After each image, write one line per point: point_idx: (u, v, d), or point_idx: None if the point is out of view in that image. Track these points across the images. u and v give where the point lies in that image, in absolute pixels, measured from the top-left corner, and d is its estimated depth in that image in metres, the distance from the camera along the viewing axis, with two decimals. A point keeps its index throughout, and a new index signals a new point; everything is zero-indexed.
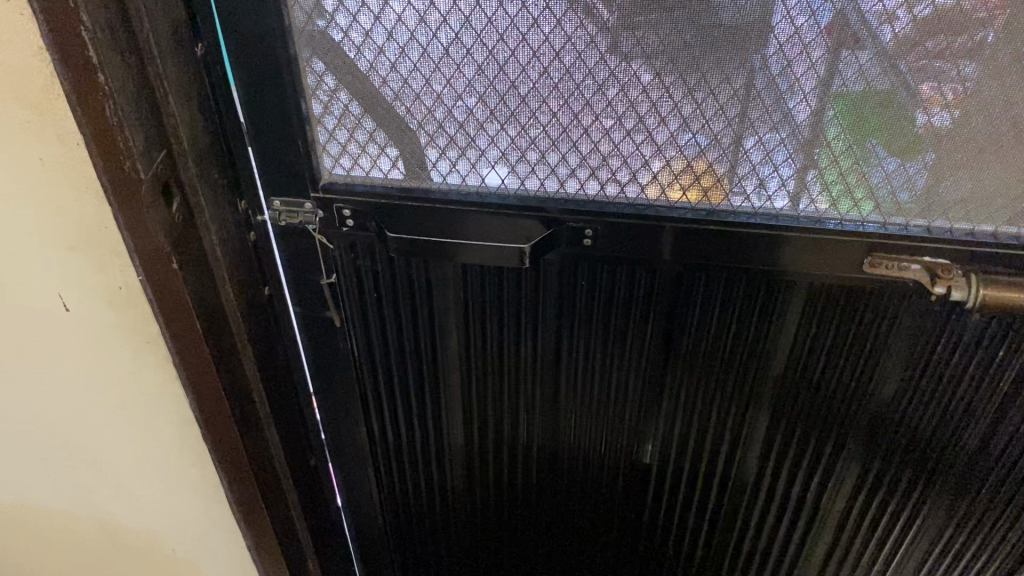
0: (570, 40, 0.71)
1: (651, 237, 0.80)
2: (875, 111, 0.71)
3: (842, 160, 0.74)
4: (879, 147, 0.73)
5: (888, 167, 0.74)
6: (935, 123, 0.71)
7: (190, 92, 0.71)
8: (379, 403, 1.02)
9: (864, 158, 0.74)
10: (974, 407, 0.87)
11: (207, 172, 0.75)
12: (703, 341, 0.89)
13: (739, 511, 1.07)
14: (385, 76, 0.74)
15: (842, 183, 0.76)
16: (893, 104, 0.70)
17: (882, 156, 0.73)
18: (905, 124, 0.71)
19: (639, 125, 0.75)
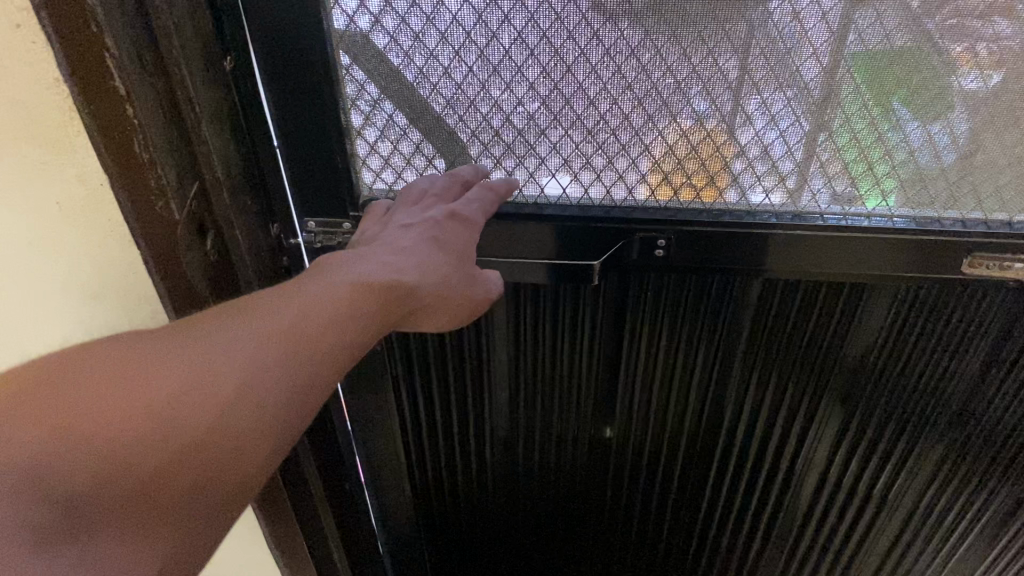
0: (648, 36, 0.63)
1: (730, 246, 0.73)
2: (901, 76, 0.63)
3: (874, 138, 0.67)
4: (910, 117, 0.66)
5: (909, 131, 0.66)
6: (967, 85, 0.63)
7: (221, 113, 0.62)
8: (417, 423, 0.95)
9: (885, 120, 0.66)
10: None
11: (240, 202, 0.66)
12: (775, 346, 0.83)
13: (796, 517, 1.01)
14: (438, 79, 0.66)
15: (857, 147, 0.68)
16: (926, 68, 0.63)
17: (904, 118, 0.66)
18: (933, 83, 0.63)
19: (722, 126, 0.67)
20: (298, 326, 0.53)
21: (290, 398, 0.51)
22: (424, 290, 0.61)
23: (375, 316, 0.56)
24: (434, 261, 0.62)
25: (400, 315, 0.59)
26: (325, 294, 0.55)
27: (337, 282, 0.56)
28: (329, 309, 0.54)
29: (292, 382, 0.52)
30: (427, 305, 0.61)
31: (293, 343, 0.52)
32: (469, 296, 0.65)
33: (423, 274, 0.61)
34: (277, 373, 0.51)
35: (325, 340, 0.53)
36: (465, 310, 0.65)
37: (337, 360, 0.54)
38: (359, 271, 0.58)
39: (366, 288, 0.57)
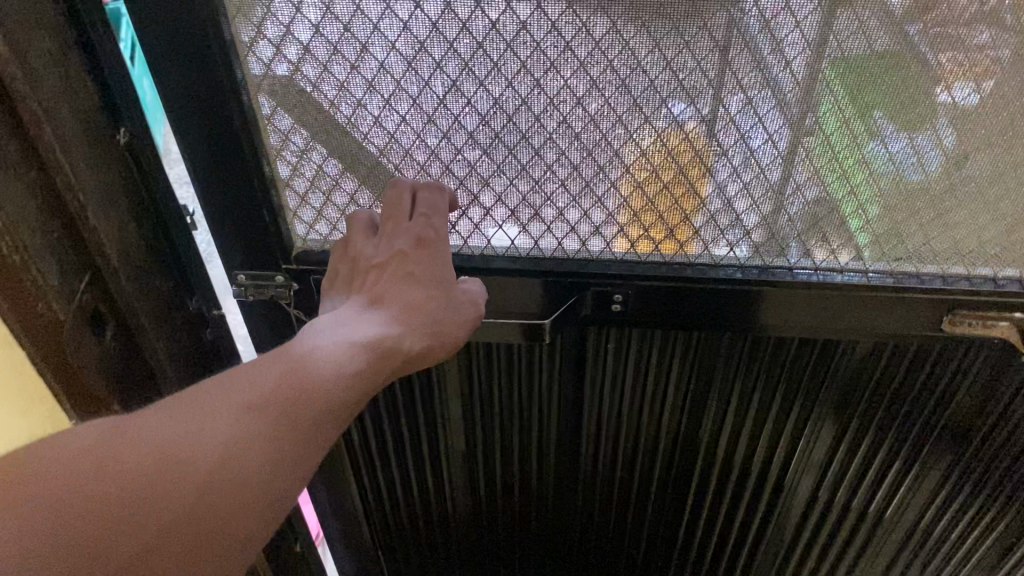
0: (595, 84, 0.57)
1: (693, 302, 0.68)
2: (874, 90, 0.56)
3: (858, 168, 0.60)
4: (897, 132, 0.58)
5: (894, 146, 0.59)
6: (958, 102, 0.56)
7: (101, 153, 0.59)
8: (370, 475, 0.90)
9: (865, 135, 0.58)
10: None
11: (145, 283, 0.65)
12: (745, 395, 0.78)
13: (773, 562, 0.96)
14: (368, 130, 0.60)
15: (837, 165, 0.60)
16: (911, 80, 0.55)
17: (887, 131, 0.58)
18: (918, 95, 0.56)
19: (680, 179, 0.62)
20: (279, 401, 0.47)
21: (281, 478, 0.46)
22: (415, 342, 0.55)
23: (367, 378, 0.51)
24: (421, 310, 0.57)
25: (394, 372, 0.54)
26: (305, 360, 0.49)
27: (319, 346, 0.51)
28: (312, 378, 0.48)
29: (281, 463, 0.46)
30: (421, 356, 0.56)
31: (277, 420, 0.46)
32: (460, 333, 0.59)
33: (411, 326, 0.55)
34: (262, 457, 0.45)
35: (312, 410, 0.47)
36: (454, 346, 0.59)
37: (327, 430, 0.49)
38: (343, 334, 0.52)
39: (349, 350, 0.51)
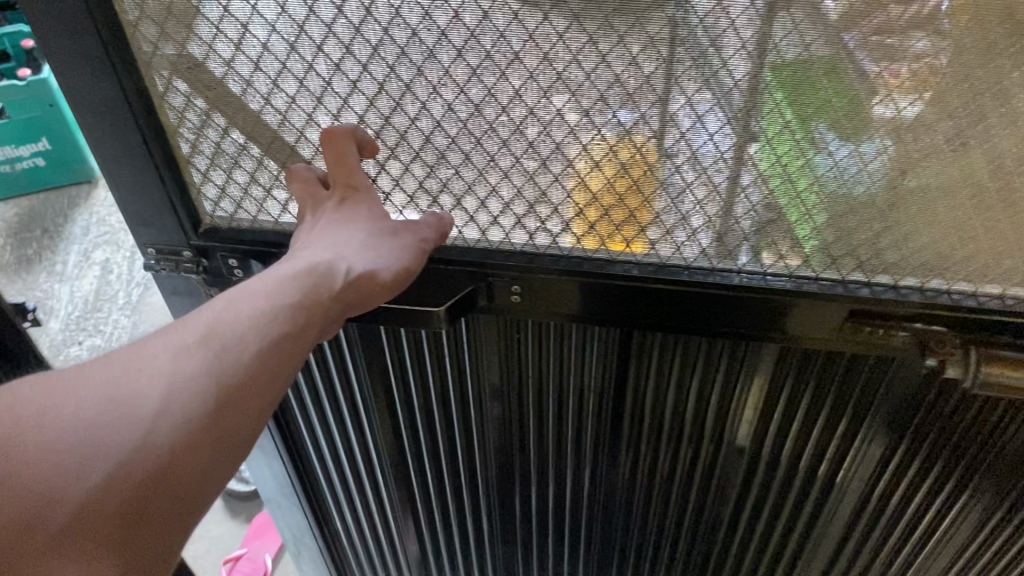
0: (476, 71, 0.57)
1: (589, 296, 0.68)
2: (804, 91, 0.55)
3: (794, 172, 0.59)
4: (840, 143, 0.56)
5: (838, 156, 0.57)
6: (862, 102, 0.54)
7: None
8: (303, 443, 0.92)
9: (809, 142, 0.57)
10: (982, 472, 0.74)
11: None
12: (661, 395, 0.77)
13: (705, 558, 0.95)
14: (258, 112, 0.61)
15: (780, 171, 0.59)
16: (849, 87, 0.54)
17: (830, 141, 0.56)
18: (860, 107, 0.54)
19: (569, 168, 0.61)
20: (206, 352, 0.50)
21: (228, 427, 0.50)
22: (353, 268, 0.57)
23: (297, 311, 0.53)
24: (359, 247, 0.58)
25: (336, 300, 0.56)
26: (224, 307, 0.52)
27: (240, 290, 0.53)
28: (236, 323, 0.51)
29: (224, 415, 0.49)
30: (365, 285, 0.57)
31: (208, 375, 0.49)
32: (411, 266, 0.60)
33: (348, 258, 0.57)
34: (198, 415, 0.48)
35: (242, 358, 0.50)
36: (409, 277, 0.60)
37: (269, 369, 0.52)
38: (268, 274, 0.55)
39: (272, 288, 0.53)
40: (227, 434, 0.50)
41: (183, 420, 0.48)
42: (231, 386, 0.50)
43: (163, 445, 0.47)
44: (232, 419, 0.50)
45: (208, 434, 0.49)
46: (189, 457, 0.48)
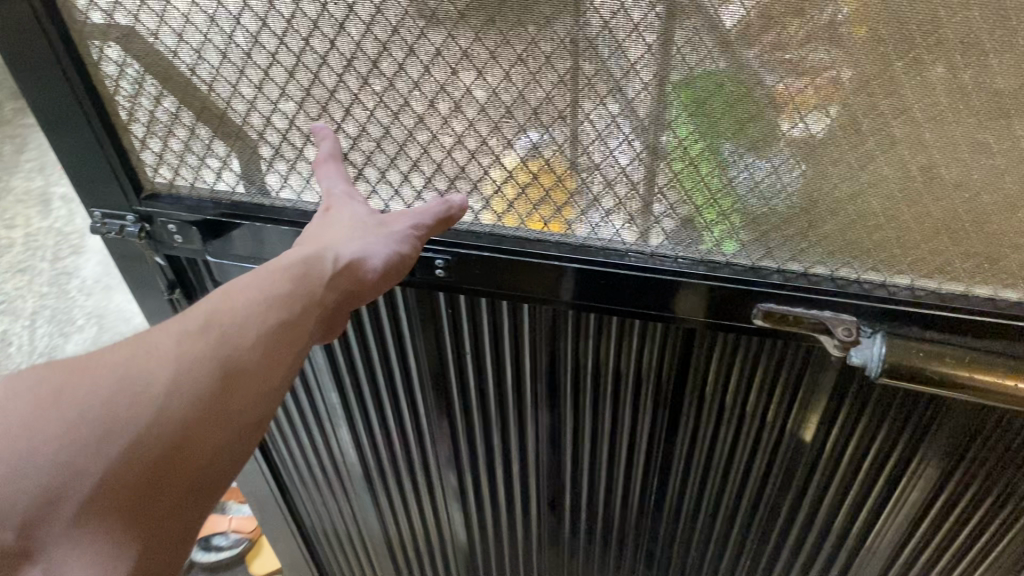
0: (385, 47, 0.59)
1: (509, 273, 0.70)
2: (721, 93, 0.56)
3: (689, 160, 0.60)
4: (752, 162, 0.59)
5: (753, 176, 0.59)
6: (758, 92, 0.55)
7: None
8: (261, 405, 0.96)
9: (722, 164, 0.59)
10: (908, 464, 0.74)
11: None
12: (592, 372, 0.79)
13: (646, 535, 0.97)
14: (186, 81, 0.64)
15: (700, 192, 0.62)
16: (751, 107, 0.56)
17: (744, 162, 0.59)
18: (767, 128, 0.56)
19: (483, 145, 0.63)
20: (208, 338, 0.52)
21: (235, 407, 0.52)
22: (343, 257, 0.59)
23: (288, 300, 0.56)
24: (349, 241, 0.60)
25: (327, 288, 0.58)
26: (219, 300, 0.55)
27: (230, 290, 0.55)
28: (233, 313, 0.54)
29: (230, 394, 0.52)
30: (357, 272, 0.60)
31: (213, 357, 0.52)
32: (407, 255, 0.62)
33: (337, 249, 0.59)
34: (206, 396, 0.51)
35: (243, 342, 0.53)
36: (402, 266, 0.62)
37: (269, 353, 0.54)
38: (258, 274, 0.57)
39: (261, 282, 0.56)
40: (234, 413, 0.52)
41: (193, 401, 0.50)
42: (234, 368, 0.52)
43: (174, 423, 0.49)
44: (238, 399, 0.52)
45: (215, 413, 0.51)
46: (199, 434, 0.51)
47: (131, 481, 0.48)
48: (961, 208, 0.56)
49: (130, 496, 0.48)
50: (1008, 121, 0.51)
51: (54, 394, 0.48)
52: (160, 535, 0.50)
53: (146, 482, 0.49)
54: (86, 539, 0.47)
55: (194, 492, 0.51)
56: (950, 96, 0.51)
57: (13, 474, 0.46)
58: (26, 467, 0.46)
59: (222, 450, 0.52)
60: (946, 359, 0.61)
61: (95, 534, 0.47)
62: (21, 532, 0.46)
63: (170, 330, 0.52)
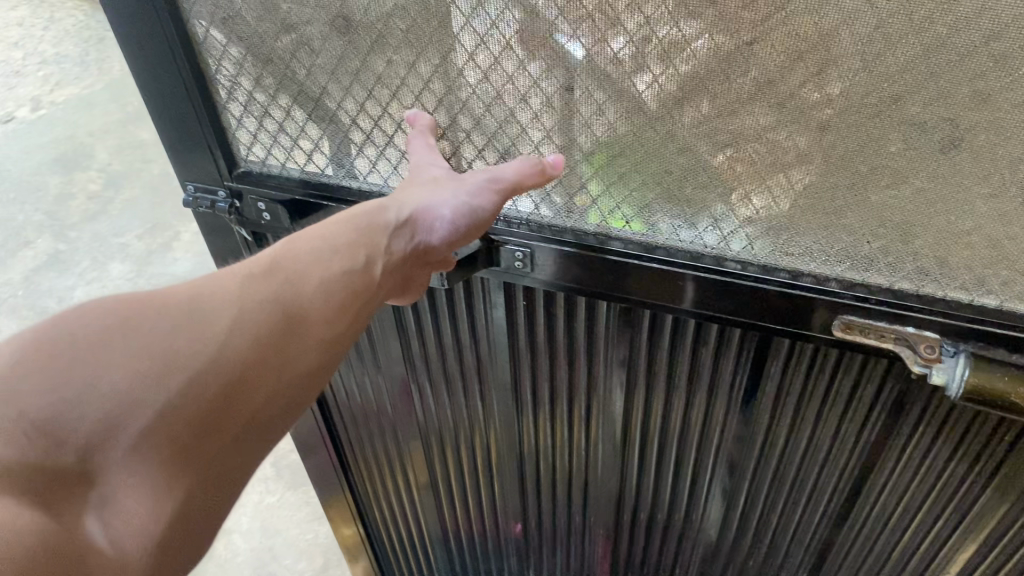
0: (483, 40, 0.59)
1: (587, 270, 0.70)
2: (653, 176, 0.64)
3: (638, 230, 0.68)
4: (686, 229, 0.66)
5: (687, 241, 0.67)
6: (858, 104, 0.54)
7: None
8: (336, 379, 0.98)
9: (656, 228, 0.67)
10: (982, 489, 0.73)
11: None
12: (662, 373, 0.79)
13: (701, 540, 0.97)
14: (286, 63, 0.65)
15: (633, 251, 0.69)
16: (699, 181, 0.62)
17: (677, 229, 0.67)
18: (705, 202, 0.64)
19: (572, 142, 0.64)
20: (270, 283, 0.56)
21: (293, 350, 0.56)
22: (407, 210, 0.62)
23: (351, 250, 0.60)
24: (416, 195, 0.63)
25: (390, 238, 0.62)
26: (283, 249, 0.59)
27: (300, 241, 0.59)
28: (297, 260, 0.58)
29: (290, 336, 0.56)
30: (423, 223, 0.63)
31: (274, 301, 0.56)
32: (478, 209, 0.62)
33: (400, 203, 0.63)
34: (264, 337, 0.55)
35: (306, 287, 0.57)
36: (476, 221, 0.63)
37: (328, 299, 0.58)
38: (327, 226, 0.61)
39: (327, 233, 0.60)
40: (292, 355, 0.56)
41: (251, 341, 0.54)
42: (297, 315, 0.57)
43: (234, 362, 0.53)
44: (296, 345, 0.56)
45: (274, 354, 0.55)
46: (257, 373, 0.54)
47: (189, 414, 0.51)
48: None
49: (191, 429, 0.51)
50: None
51: (120, 325, 0.50)
52: (212, 467, 0.53)
53: (206, 412, 0.52)
54: (141, 467, 0.49)
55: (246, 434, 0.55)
56: None
57: (77, 399, 0.47)
58: (89, 394, 0.48)
59: (276, 392, 0.56)
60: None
61: (148, 461, 0.50)
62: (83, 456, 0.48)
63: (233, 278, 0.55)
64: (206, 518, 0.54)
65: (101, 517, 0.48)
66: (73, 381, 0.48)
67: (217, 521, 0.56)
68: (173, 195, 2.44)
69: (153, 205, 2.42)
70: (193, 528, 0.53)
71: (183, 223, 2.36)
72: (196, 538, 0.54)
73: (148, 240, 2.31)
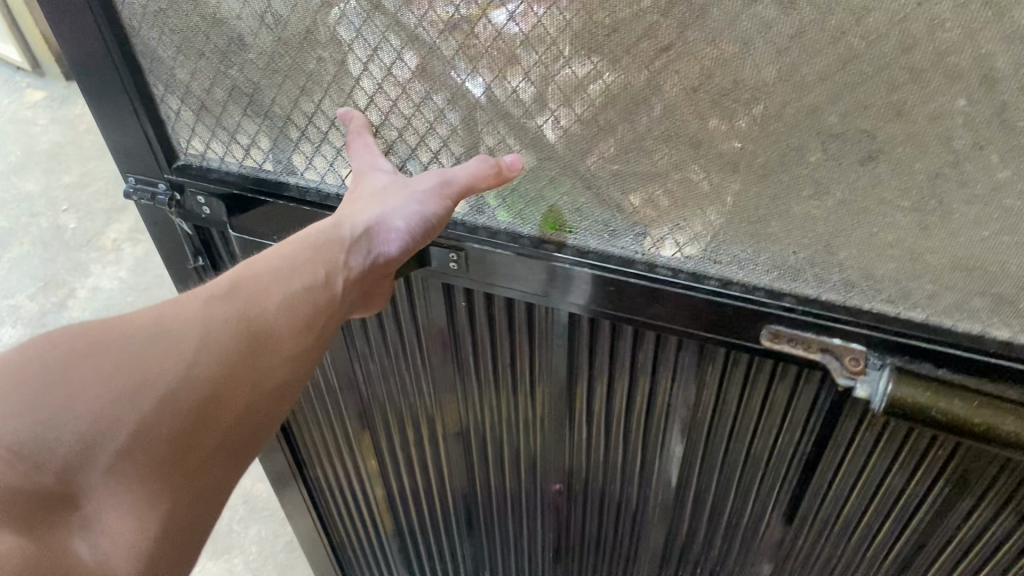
0: (410, 39, 0.60)
1: (524, 271, 0.70)
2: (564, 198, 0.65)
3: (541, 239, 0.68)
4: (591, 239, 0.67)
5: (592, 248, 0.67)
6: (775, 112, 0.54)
7: None
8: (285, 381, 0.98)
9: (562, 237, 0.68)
10: (920, 501, 0.73)
11: None
12: (603, 377, 0.79)
13: (652, 542, 0.97)
14: (220, 58, 0.65)
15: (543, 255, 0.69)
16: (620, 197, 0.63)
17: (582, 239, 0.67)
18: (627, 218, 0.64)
19: (503, 144, 0.63)
20: (233, 302, 0.58)
21: (262, 363, 0.58)
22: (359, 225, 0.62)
23: (311, 267, 0.62)
24: (368, 207, 0.62)
25: (346, 253, 0.63)
26: (244, 271, 0.61)
27: (262, 265, 0.61)
28: (259, 279, 0.60)
29: (257, 352, 0.58)
30: (379, 235, 0.63)
31: (238, 318, 0.58)
32: (432, 215, 0.62)
33: (351, 219, 0.63)
34: (229, 353, 0.57)
35: (270, 304, 0.60)
36: (434, 224, 0.63)
37: (294, 314, 0.60)
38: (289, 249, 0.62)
39: (286, 255, 0.62)
40: (262, 369, 0.58)
41: (218, 357, 0.56)
42: (263, 330, 0.59)
43: (202, 377, 0.55)
44: (264, 358, 0.59)
45: (243, 370, 0.57)
46: (225, 388, 0.56)
47: (162, 429, 0.53)
48: (979, 245, 0.55)
49: (165, 445, 0.53)
50: None
51: (86, 351, 0.52)
52: (191, 481, 0.55)
53: (178, 429, 0.54)
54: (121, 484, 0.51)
55: (223, 445, 0.57)
56: (971, 131, 0.49)
57: (54, 424, 0.50)
58: (65, 417, 0.50)
59: (249, 404, 0.58)
60: (955, 403, 0.59)
61: (128, 479, 0.52)
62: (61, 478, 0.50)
63: (195, 299, 0.57)
64: (194, 535, 0.56)
65: (90, 539, 0.50)
66: (50, 403, 0.50)
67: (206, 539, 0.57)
68: (63, 248, 2.36)
69: (42, 260, 2.32)
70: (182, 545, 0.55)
71: (76, 276, 2.28)
72: (189, 556, 0.56)
73: (39, 300, 2.20)
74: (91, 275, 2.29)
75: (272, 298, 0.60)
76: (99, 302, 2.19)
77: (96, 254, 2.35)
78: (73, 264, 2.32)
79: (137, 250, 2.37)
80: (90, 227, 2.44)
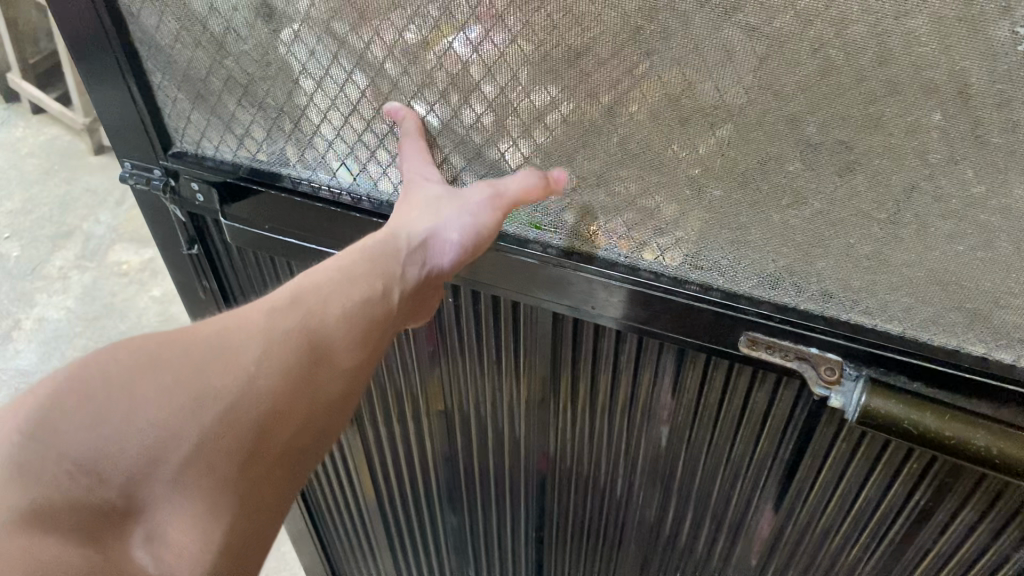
0: (400, 35, 0.60)
1: (512, 270, 0.72)
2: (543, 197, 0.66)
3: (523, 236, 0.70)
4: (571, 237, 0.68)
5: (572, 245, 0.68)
6: (756, 123, 0.54)
7: None
8: None
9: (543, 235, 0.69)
10: (897, 517, 0.73)
11: None
12: (587, 379, 0.80)
13: (633, 548, 0.97)
14: (216, 48, 0.66)
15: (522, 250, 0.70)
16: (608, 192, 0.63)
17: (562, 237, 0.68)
18: (614, 215, 0.65)
19: (491, 141, 0.64)
20: (295, 313, 0.57)
21: (322, 377, 0.57)
22: (414, 237, 0.63)
23: (369, 278, 0.61)
24: (423, 220, 0.63)
25: (404, 265, 0.63)
26: (302, 283, 0.59)
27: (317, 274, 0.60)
28: (317, 290, 0.59)
29: (317, 366, 0.57)
30: (434, 247, 0.64)
31: (299, 329, 0.56)
32: (484, 228, 0.62)
33: (406, 229, 0.63)
34: (292, 368, 0.55)
35: (329, 315, 0.58)
36: (486, 237, 0.63)
37: (354, 326, 0.59)
38: (344, 259, 0.62)
39: (341, 264, 0.61)
40: (323, 381, 0.57)
41: (279, 370, 0.55)
42: (323, 341, 0.57)
43: (263, 392, 0.54)
44: (324, 370, 0.57)
45: (304, 380, 0.56)
46: (287, 400, 0.55)
47: (223, 446, 0.52)
48: (953, 260, 0.55)
49: (227, 460, 0.52)
50: (1000, 173, 0.50)
51: (150, 359, 0.52)
52: (251, 496, 0.54)
53: (238, 446, 0.52)
54: (182, 497, 0.51)
55: (282, 459, 0.55)
56: (947, 145, 0.50)
57: (115, 439, 0.49)
58: (123, 433, 0.49)
59: (309, 416, 0.57)
60: (927, 415, 0.60)
61: (189, 493, 0.51)
62: (122, 492, 0.49)
63: (259, 309, 0.57)
64: (251, 551, 0.54)
65: (150, 551, 0.50)
66: (106, 421, 0.49)
67: (269, 548, 0.56)
68: (5, 278, 2.36)
69: None
70: (245, 558, 0.54)
71: (21, 308, 2.29)
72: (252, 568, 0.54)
73: None
74: (36, 305, 2.29)
75: (331, 309, 0.58)
76: (47, 333, 2.21)
77: (43, 283, 2.35)
78: (17, 294, 2.32)
79: (83, 277, 2.38)
80: (34, 254, 2.44)
